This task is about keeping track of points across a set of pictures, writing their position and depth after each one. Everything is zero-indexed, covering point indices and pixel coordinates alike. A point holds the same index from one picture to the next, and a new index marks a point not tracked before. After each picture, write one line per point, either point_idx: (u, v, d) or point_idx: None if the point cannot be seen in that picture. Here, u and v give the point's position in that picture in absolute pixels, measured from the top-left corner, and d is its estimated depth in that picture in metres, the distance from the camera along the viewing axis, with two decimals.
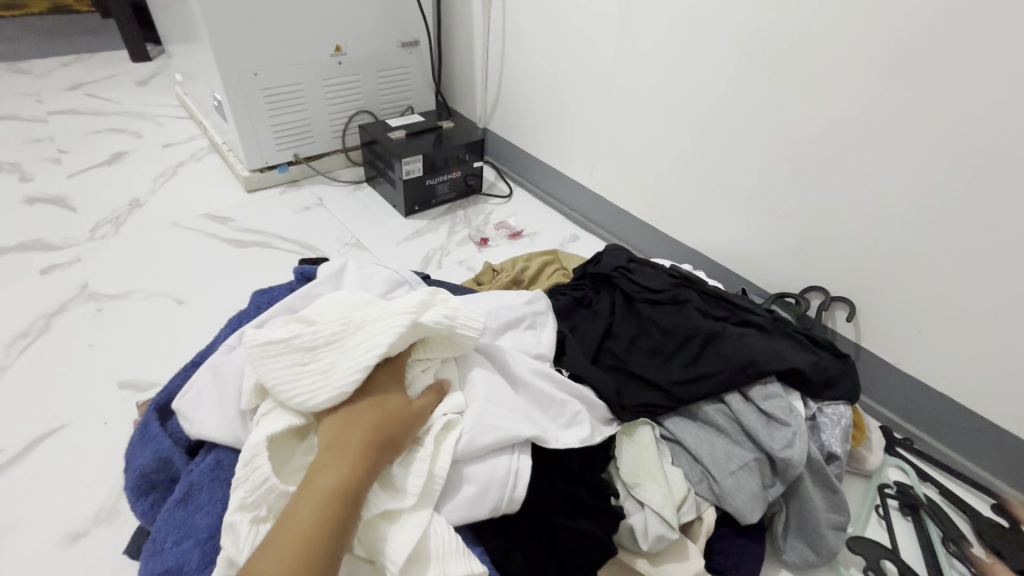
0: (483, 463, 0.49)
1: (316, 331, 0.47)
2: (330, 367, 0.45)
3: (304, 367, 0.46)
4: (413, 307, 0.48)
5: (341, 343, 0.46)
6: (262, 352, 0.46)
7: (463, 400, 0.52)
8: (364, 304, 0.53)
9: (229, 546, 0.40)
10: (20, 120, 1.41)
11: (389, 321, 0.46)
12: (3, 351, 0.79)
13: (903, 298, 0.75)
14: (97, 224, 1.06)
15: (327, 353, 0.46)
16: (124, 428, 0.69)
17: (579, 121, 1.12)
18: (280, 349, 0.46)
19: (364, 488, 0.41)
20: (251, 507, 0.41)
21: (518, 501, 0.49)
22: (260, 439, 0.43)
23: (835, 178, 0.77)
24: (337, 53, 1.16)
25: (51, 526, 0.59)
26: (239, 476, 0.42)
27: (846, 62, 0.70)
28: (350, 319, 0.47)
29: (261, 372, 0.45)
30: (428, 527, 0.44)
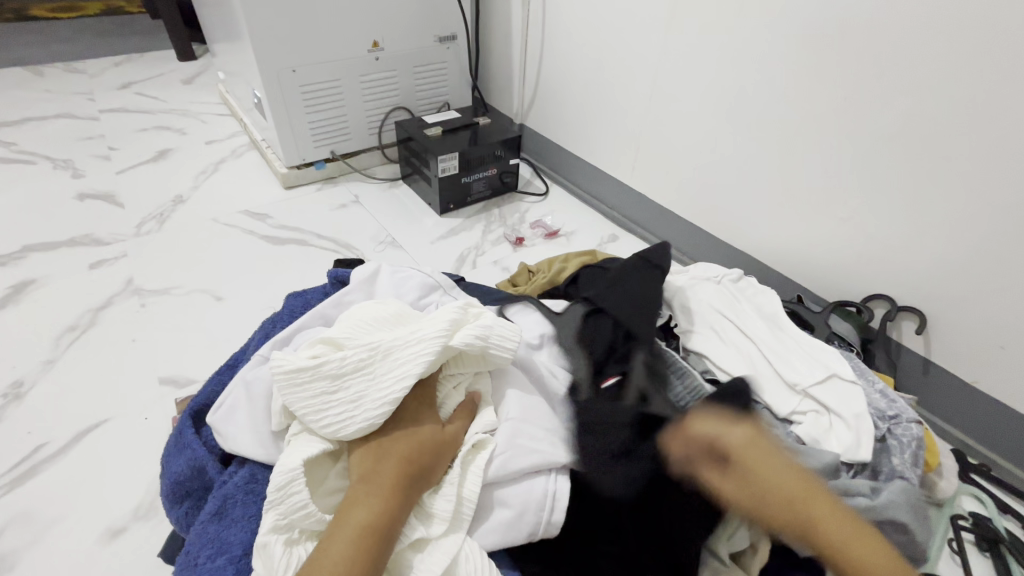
0: (517, 488, 0.46)
1: (343, 357, 0.44)
2: (359, 397, 0.43)
3: (332, 395, 0.44)
4: (442, 332, 0.45)
5: (370, 370, 0.44)
6: (287, 380, 0.44)
7: (496, 417, 0.49)
8: (391, 319, 0.50)
9: (262, 568, 0.40)
10: (73, 118, 1.47)
11: (419, 349, 0.44)
12: (52, 344, 0.81)
13: (983, 311, 0.68)
14: (142, 220, 1.09)
15: (356, 381, 0.44)
16: (163, 424, 0.70)
17: (621, 117, 1.07)
18: (306, 377, 0.44)
19: (397, 524, 0.40)
20: (282, 529, 0.41)
21: (557, 526, 0.45)
22: (296, 464, 0.42)
23: (906, 178, 0.70)
24: (374, 49, 1.15)
25: (91, 522, 0.60)
26: (271, 499, 0.41)
27: (924, 51, 0.64)
28: (379, 343, 0.45)
29: (290, 400, 0.44)
30: (458, 553, 0.42)
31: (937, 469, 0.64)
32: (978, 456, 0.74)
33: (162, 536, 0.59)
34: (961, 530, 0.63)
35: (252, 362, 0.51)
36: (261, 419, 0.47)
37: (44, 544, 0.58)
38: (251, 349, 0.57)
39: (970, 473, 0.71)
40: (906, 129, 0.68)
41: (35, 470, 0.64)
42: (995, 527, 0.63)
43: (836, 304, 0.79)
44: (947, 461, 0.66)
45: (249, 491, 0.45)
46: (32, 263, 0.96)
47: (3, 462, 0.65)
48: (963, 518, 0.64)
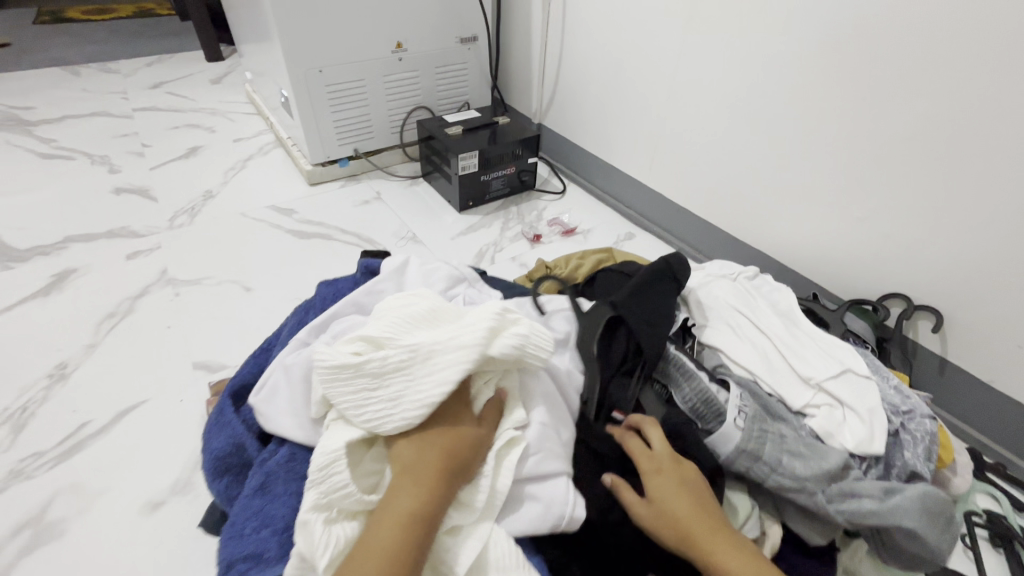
0: (544, 479, 0.48)
1: (384, 356, 0.46)
2: (397, 395, 0.45)
3: (372, 390, 0.46)
4: (479, 340, 0.46)
5: (409, 371, 0.46)
6: (329, 375, 0.47)
7: (525, 415, 0.51)
8: (429, 317, 0.51)
9: (303, 545, 0.42)
10: (109, 116, 1.53)
11: (456, 356, 0.45)
12: (94, 329, 0.85)
13: (1000, 310, 0.68)
14: (175, 214, 1.13)
15: (395, 380, 0.46)
16: (198, 406, 0.74)
17: (639, 116, 1.09)
18: (347, 373, 0.46)
19: (438, 513, 0.42)
20: (324, 507, 0.43)
21: (579, 520, 0.47)
22: (336, 447, 0.45)
23: (923, 178, 0.71)
24: (398, 49, 1.19)
25: (132, 495, 0.64)
26: (314, 478, 0.43)
27: (942, 52, 0.64)
28: (419, 345, 0.46)
29: (333, 393, 0.47)
30: (489, 539, 0.45)
31: (950, 465, 0.65)
32: (994, 454, 0.74)
33: (199, 511, 0.62)
34: (974, 525, 0.64)
35: (290, 347, 0.54)
36: (301, 403, 0.50)
37: (90, 515, 0.61)
38: (284, 335, 0.60)
39: (986, 472, 0.71)
40: (925, 129, 0.69)
41: (80, 446, 0.68)
42: (1010, 525, 0.63)
43: (852, 301, 0.80)
44: (959, 458, 0.67)
45: (290, 470, 0.48)
46: (73, 254, 1.01)
47: (50, 438, 0.69)
48: (976, 514, 0.65)
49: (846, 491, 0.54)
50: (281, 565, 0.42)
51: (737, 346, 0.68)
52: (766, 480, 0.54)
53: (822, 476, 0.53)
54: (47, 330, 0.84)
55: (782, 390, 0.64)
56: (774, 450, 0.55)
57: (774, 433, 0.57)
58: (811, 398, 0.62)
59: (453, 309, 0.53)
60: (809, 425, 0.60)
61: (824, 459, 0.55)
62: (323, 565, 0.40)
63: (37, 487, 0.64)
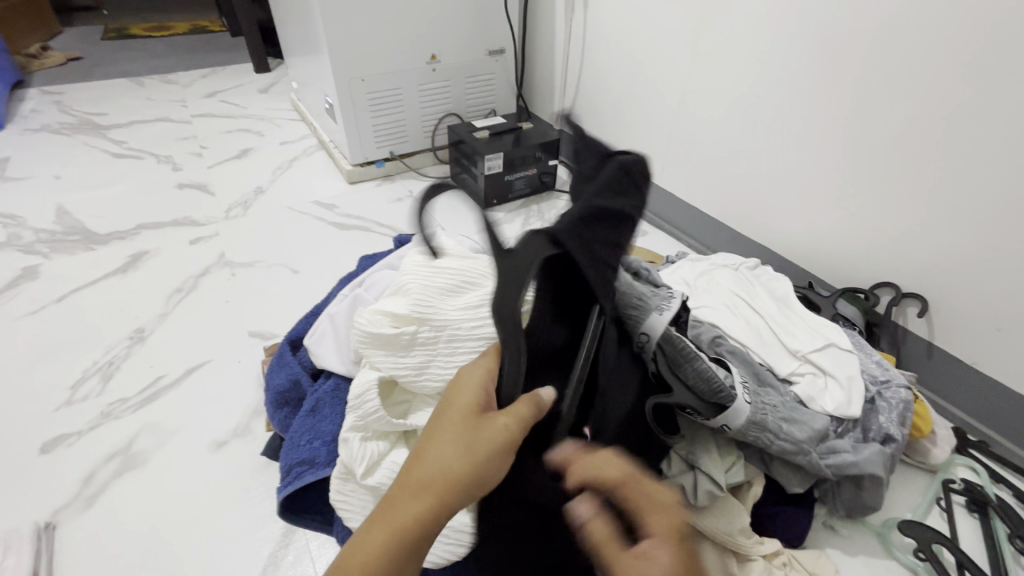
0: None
1: (415, 332, 0.50)
2: (424, 365, 0.50)
3: (401, 359, 0.51)
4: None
5: (434, 346, 0.50)
6: (366, 340, 0.51)
7: None
8: (455, 286, 0.55)
9: (345, 455, 0.48)
10: (171, 121, 1.69)
11: (477, 340, 0.51)
12: (164, 301, 0.97)
13: (979, 295, 0.74)
14: (230, 206, 1.27)
15: (419, 352, 0.50)
16: (254, 365, 0.85)
17: (652, 121, 1.17)
18: (382, 341, 0.51)
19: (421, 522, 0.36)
20: (360, 428, 0.49)
21: None
22: (374, 378, 0.50)
23: (907, 174, 0.78)
24: (432, 61, 1.30)
25: (201, 434, 0.74)
26: (352, 404, 0.49)
27: (920, 60, 0.72)
28: (444, 324, 0.51)
29: (368, 353, 0.51)
30: None
31: (929, 436, 0.72)
32: (978, 433, 0.80)
33: (257, 449, 0.73)
34: (950, 491, 0.69)
35: (335, 301, 0.65)
36: (344, 342, 0.60)
37: (167, 448, 0.72)
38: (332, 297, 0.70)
39: (968, 448, 0.76)
40: (910, 130, 0.76)
41: (156, 395, 0.80)
42: (985, 492, 0.68)
43: (844, 290, 0.86)
44: (940, 431, 0.73)
45: (335, 397, 0.57)
46: (145, 239, 1.14)
47: (133, 388, 0.81)
48: (953, 482, 0.70)
49: (831, 448, 0.62)
50: (329, 468, 0.51)
51: (730, 323, 0.76)
52: (772, 445, 0.59)
53: (814, 438, 0.61)
54: (126, 301, 0.97)
55: (771, 359, 0.71)
56: (774, 419, 0.60)
57: (770, 403, 0.62)
58: (798, 367, 0.70)
59: (477, 271, 0.57)
60: (794, 390, 0.67)
61: (811, 422, 0.62)
62: (361, 473, 0.47)
63: (123, 426, 0.75)
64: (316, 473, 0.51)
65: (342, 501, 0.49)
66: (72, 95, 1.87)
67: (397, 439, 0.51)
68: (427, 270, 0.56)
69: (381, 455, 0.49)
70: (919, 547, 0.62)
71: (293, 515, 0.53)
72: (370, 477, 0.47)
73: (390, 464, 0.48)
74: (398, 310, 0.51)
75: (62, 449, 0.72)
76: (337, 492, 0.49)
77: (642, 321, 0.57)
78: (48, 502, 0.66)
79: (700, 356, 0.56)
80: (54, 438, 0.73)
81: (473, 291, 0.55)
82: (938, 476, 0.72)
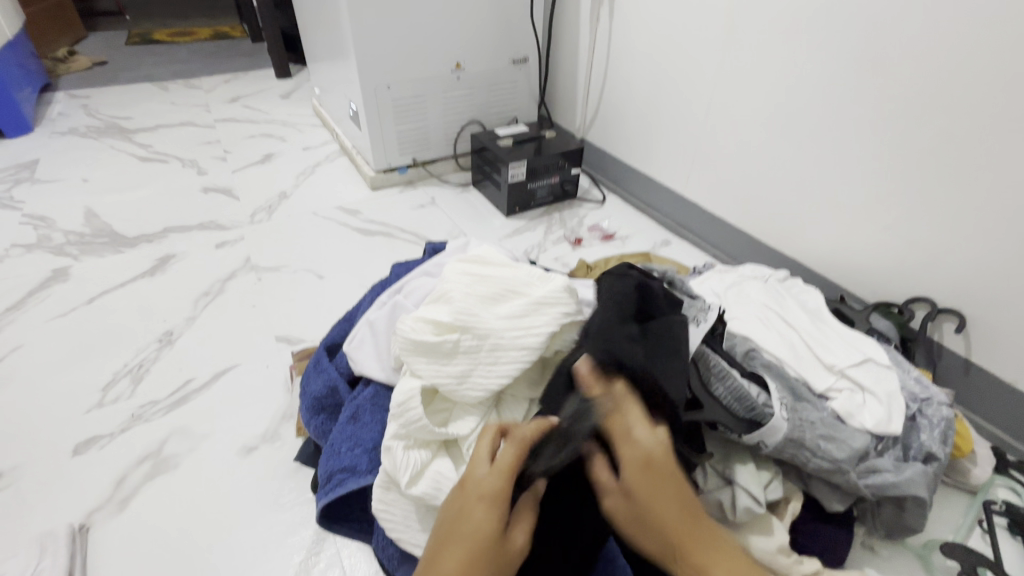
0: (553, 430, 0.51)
1: (459, 339, 0.50)
2: (466, 374, 0.50)
3: (443, 368, 0.50)
4: (542, 341, 0.50)
5: (478, 354, 0.50)
6: (409, 347, 0.51)
7: None
8: (500, 294, 0.55)
9: (388, 465, 0.48)
10: (195, 126, 1.71)
11: (519, 351, 0.50)
12: (192, 304, 0.98)
13: (1018, 313, 0.73)
14: (255, 211, 1.27)
15: (462, 359, 0.50)
16: (283, 370, 0.85)
17: (677, 131, 1.17)
18: (424, 348, 0.50)
19: None
20: (403, 437, 0.48)
21: None
22: (415, 387, 0.49)
23: (943, 188, 0.77)
24: (457, 69, 1.31)
25: (232, 438, 0.74)
26: (395, 412, 0.49)
27: (961, 74, 0.71)
28: (489, 332, 0.50)
29: (411, 361, 0.51)
30: None
31: (969, 456, 0.70)
32: (1017, 454, 0.78)
33: (288, 455, 0.72)
34: (991, 512, 0.67)
35: (373, 307, 0.64)
36: (383, 349, 0.59)
37: (198, 452, 0.72)
38: (366, 304, 0.71)
39: (1008, 469, 0.74)
40: (945, 142, 0.75)
41: (187, 398, 0.80)
42: None
43: (877, 303, 0.85)
44: (980, 450, 0.71)
45: (375, 403, 0.57)
46: (171, 242, 1.15)
47: (163, 390, 0.81)
48: (994, 502, 0.68)
49: (872, 467, 0.60)
50: (370, 476, 0.51)
51: (765, 336, 0.74)
52: (808, 463, 0.58)
53: (854, 457, 0.59)
54: (154, 304, 0.98)
55: (806, 375, 0.69)
56: (812, 436, 0.59)
57: (807, 420, 0.61)
58: (834, 382, 0.68)
59: (522, 280, 0.56)
60: (832, 406, 0.66)
61: (851, 440, 0.61)
62: (405, 483, 0.46)
63: (154, 428, 0.75)
64: (358, 481, 0.50)
65: (384, 512, 0.48)
66: (98, 99, 1.90)
67: (438, 449, 0.50)
68: (471, 278, 0.56)
69: (424, 465, 0.48)
70: (962, 569, 0.60)
71: (331, 523, 0.53)
72: (414, 487, 0.46)
73: (433, 474, 0.47)
74: (441, 318, 0.51)
75: (94, 451, 0.72)
76: (379, 501, 0.49)
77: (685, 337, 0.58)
78: (81, 504, 0.66)
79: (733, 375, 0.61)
80: (86, 440, 0.74)
81: (517, 299, 0.54)
82: (978, 497, 0.70)
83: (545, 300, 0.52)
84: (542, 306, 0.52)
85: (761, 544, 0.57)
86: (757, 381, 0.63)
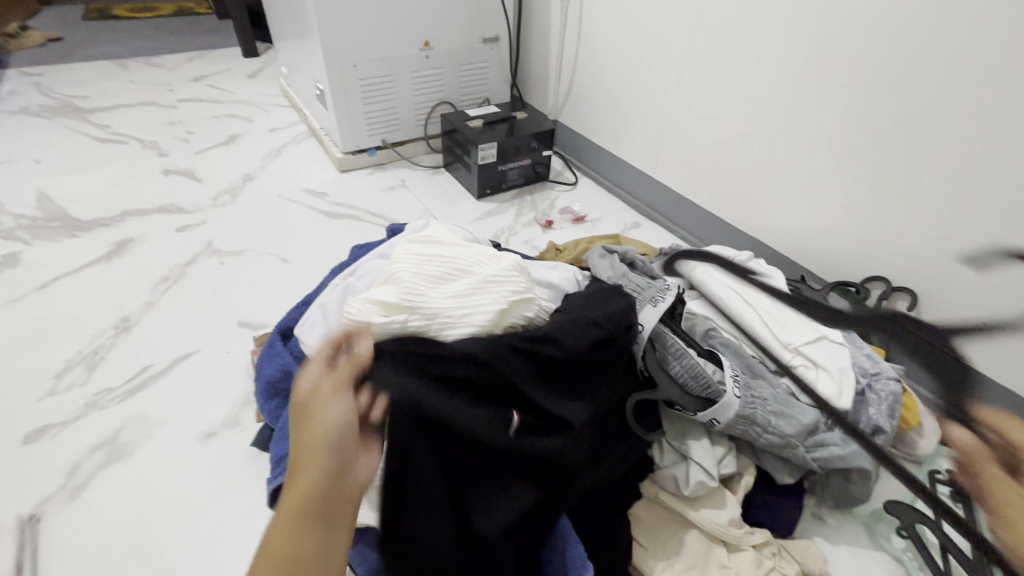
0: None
1: (407, 320, 0.50)
2: None
3: None
4: (490, 319, 0.50)
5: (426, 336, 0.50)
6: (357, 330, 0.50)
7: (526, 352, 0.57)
8: (448, 274, 0.54)
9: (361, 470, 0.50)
10: (156, 106, 1.65)
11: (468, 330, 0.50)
12: (151, 289, 0.95)
13: (966, 289, 0.75)
14: (218, 194, 1.24)
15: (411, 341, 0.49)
16: (244, 355, 0.83)
17: (648, 110, 1.16)
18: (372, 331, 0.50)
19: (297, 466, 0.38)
20: None
21: None
22: None
23: (900, 171, 0.78)
24: (426, 47, 1.28)
25: (191, 424, 0.73)
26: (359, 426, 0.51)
27: (919, 56, 0.72)
28: (437, 313, 0.50)
29: None
30: None
31: (917, 429, 0.72)
32: None
33: (247, 440, 0.72)
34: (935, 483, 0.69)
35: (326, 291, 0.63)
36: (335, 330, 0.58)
37: (155, 439, 0.71)
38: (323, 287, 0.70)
39: None
40: (901, 124, 0.76)
41: (143, 385, 0.78)
42: None
43: (836, 283, 0.87)
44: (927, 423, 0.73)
45: None
46: (129, 226, 1.12)
47: (118, 377, 0.79)
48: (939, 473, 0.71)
49: (820, 441, 0.62)
50: None
51: (722, 313, 0.76)
52: (759, 439, 0.60)
53: (803, 433, 0.61)
54: (111, 289, 0.95)
55: (763, 352, 0.71)
56: (763, 413, 0.61)
57: (759, 397, 0.62)
58: (790, 359, 0.70)
59: (472, 258, 0.56)
60: (786, 382, 0.68)
61: (801, 416, 0.62)
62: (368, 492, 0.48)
63: (109, 416, 0.74)
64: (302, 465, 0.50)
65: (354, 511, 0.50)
66: (54, 77, 1.81)
67: None
68: (420, 258, 0.56)
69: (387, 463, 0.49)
70: (903, 526, 0.63)
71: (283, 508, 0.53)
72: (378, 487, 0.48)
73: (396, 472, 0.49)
74: (388, 299, 0.51)
75: (45, 440, 0.71)
76: None
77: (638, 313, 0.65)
78: (31, 494, 0.65)
79: (689, 352, 0.63)
80: (37, 428, 0.72)
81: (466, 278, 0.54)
82: (925, 466, 0.71)
83: (493, 278, 0.52)
84: (492, 284, 0.52)
85: (713, 519, 0.59)
86: (713, 359, 0.64)
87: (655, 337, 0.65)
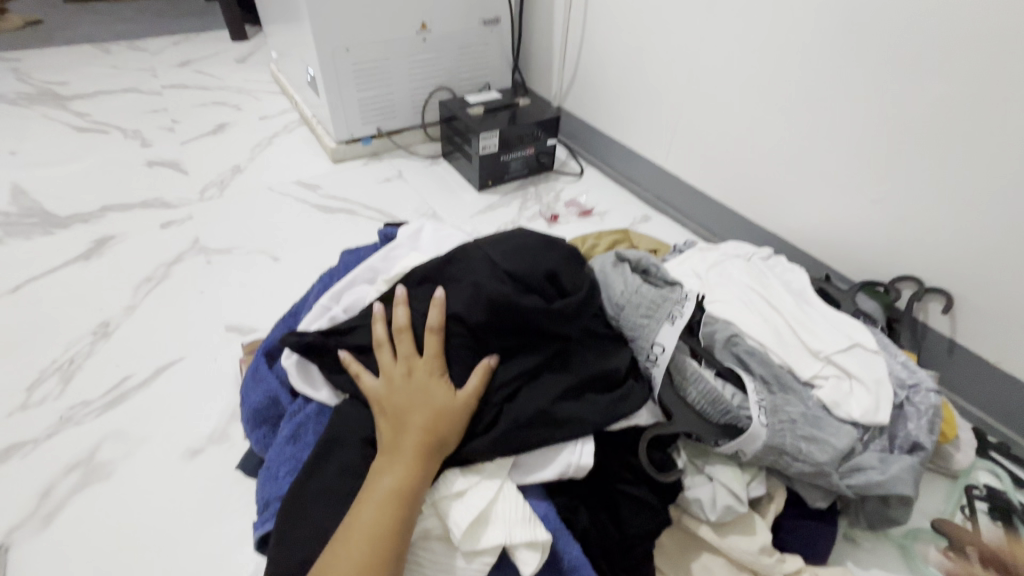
0: (543, 467, 0.50)
1: None
2: None
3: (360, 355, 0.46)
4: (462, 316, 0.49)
5: None
6: None
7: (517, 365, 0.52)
8: None
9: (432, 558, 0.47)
10: (140, 93, 1.57)
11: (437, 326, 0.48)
12: (133, 291, 0.89)
13: (1006, 291, 0.70)
14: (204, 187, 1.17)
15: None
16: (231, 364, 0.78)
17: (658, 97, 1.10)
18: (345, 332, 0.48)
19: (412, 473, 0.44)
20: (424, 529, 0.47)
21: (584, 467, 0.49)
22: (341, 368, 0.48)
23: (935, 165, 0.72)
24: (422, 30, 1.21)
25: (174, 441, 0.68)
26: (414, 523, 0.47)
27: (962, 37, 0.65)
28: None
29: None
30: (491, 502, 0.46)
31: (953, 442, 0.67)
32: (998, 435, 0.76)
33: (235, 459, 0.66)
34: (973, 498, 0.65)
35: (312, 314, 0.58)
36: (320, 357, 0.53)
37: (134, 458, 0.66)
38: (311, 300, 0.65)
39: (989, 451, 0.72)
40: (937, 112, 0.70)
41: (123, 397, 0.73)
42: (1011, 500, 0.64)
43: (863, 283, 0.82)
44: (964, 435, 0.68)
45: (318, 421, 0.52)
46: (110, 222, 1.05)
47: (96, 389, 0.74)
48: (977, 487, 0.66)
49: (855, 465, 0.57)
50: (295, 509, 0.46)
51: (746, 318, 0.70)
52: (789, 467, 0.56)
53: (837, 459, 0.56)
54: (89, 292, 0.89)
55: (791, 361, 0.65)
56: (792, 440, 0.56)
57: (788, 419, 0.58)
58: (820, 369, 0.64)
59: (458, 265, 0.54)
60: (817, 395, 0.62)
61: (834, 439, 0.57)
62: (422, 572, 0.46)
63: (86, 433, 0.68)
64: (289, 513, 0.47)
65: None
66: (32, 62, 1.73)
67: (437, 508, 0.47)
68: None
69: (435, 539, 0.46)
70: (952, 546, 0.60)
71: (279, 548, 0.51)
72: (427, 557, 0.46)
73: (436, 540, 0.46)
74: None
75: (16, 460, 0.65)
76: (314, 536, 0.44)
77: (653, 334, 0.59)
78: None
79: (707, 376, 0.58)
80: (6, 448, 0.66)
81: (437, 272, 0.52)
82: (959, 482, 0.68)
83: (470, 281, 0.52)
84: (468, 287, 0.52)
85: (744, 546, 0.54)
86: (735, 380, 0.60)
87: (672, 360, 0.59)
